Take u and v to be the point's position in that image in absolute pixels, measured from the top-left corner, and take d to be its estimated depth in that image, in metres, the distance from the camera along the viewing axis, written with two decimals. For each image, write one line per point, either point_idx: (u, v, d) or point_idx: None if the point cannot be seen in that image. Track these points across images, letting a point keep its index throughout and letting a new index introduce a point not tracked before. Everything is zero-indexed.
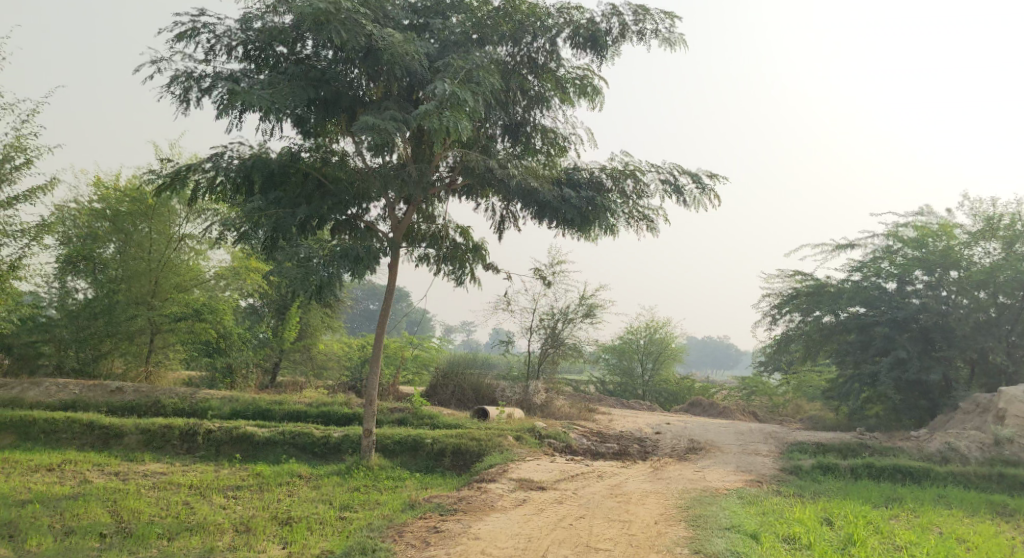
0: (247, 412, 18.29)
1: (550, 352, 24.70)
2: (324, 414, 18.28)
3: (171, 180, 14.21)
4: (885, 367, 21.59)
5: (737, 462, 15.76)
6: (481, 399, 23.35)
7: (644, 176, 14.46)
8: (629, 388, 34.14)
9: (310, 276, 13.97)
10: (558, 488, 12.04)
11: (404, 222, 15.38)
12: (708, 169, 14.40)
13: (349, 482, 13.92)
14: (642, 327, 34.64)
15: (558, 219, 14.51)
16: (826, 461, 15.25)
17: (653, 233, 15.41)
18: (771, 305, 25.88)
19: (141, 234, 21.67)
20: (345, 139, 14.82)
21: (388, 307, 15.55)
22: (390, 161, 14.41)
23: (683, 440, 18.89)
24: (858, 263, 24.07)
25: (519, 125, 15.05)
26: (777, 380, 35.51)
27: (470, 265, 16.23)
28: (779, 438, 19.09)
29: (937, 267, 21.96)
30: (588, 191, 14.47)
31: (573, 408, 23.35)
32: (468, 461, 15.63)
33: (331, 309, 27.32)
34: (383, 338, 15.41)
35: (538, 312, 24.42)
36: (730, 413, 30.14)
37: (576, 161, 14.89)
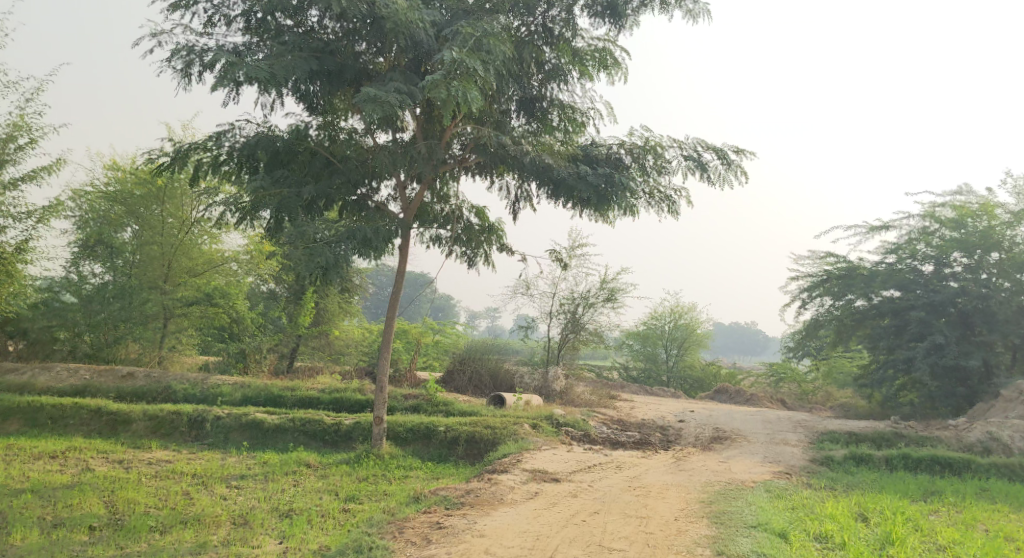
0: (259, 399, 17.85)
1: (571, 338, 24.05)
2: (337, 400, 17.80)
3: (172, 158, 13.63)
4: (920, 353, 20.68)
5: (765, 452, 15.04)
6: (500, 386, 22.77)
7: (665, 152, 13.68)
8: (654, 374, 33.41)
9: (316, 256, 13.20)
10: (573, 480, 11.42)
11: (416, 202, 14.75)
12: (735, 144, 13.55)
13: (357, 472, 13.37)
14: (667, 312, 33.86)
15: (575, 198, 13.72)
16: (859, 452, 14.48)
17: (676, 215, 14.61)
18: (800, 288, 24.98)
19: (154, 217, 21.17)
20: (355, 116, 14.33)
21: (398, 292, 14.99)
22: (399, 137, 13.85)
23: (708, 429, 18.17)
24: (892, 245, 23.16)
25: (534, 100, 14.41)
26: (807, 366, 34.57)
27: (485, 247, 15.64)
28: (809, 427, 18.31)
29: (977, 248, 21.01)
30: (606, 167, 13.67)
31: (595, 395, 22.71)
32: (482, 450, 15.04)
33: (349, 294, 26.85)
34: (392, 324, 14.87)
35: (559, 296, 23.74)
36: (757, 400, 29.35)
37: (594, 137, 14.16)
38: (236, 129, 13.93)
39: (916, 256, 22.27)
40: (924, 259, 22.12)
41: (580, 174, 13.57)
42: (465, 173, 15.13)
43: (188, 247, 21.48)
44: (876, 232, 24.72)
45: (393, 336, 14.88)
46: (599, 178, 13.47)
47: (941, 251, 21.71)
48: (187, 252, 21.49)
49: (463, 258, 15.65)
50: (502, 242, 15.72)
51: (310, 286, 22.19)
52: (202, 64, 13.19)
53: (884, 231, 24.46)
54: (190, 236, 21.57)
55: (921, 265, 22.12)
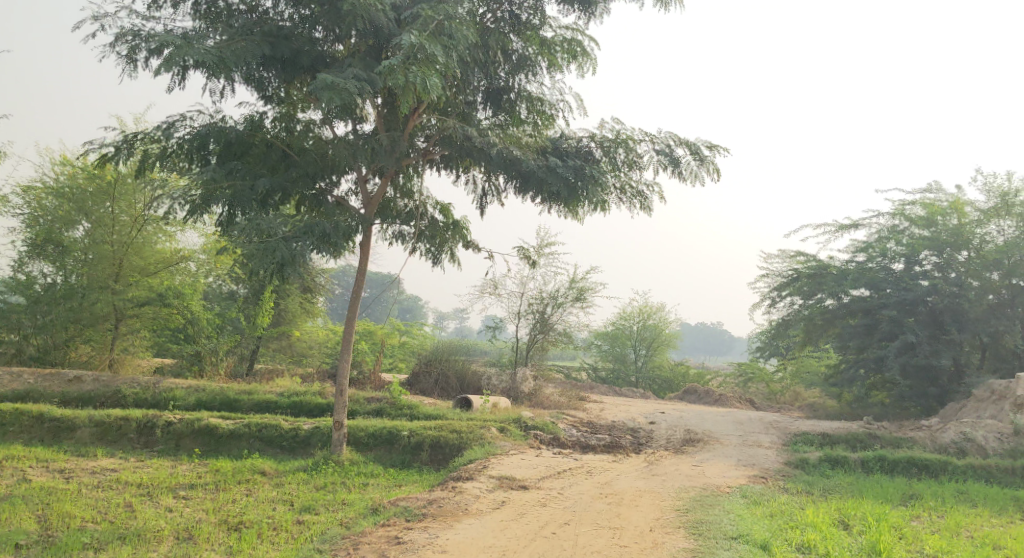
0: (213, 403, 17.07)
1: (539, 338, 23.54)
2: (296, 404, 17.09)
3: (117, 148, 12.85)
4: (892, 353, 20.49)
5: (738, 455, 14.65)
6: (466, 388, 22.17)
7: (636, 146, 13.18)
8: (622, 375, 33.03)
9: (272, 251, 12.50)
10: (541, 487, 10.87)
11: (377, 196, 14.10)
12: (708, 140, 13.04)
13: (315, 481, 12.70)
14: (635, 313, 33.54)
15: (544, 192, 13.21)
16: (834, 455, 14.15)
17: (648, 211, 14.14)
18: (770, 287, 24.70)
19: (104, 214, 20.25)
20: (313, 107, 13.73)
21: (360, 291, 14.35)
22: (359, 128, 13.22)
23: (679, 431, 17.76)
24: (862, 244, 22.99)
25: (501, 91, 13.84)
26: (775, 366, 34.46)
27: (449, 244, 15.06)
28: (782, 428, 17.97)
29: (947, 246, 20.92)
30: (576, 160, 13.16)
31: (563, 397, 22.22)
32: (447, 456, 14.44)
33: (311, 294, 26.06)
34: (353, 325, 14.22)
35: (526, 296, 23.23)
36: (726, 401, 29.10)
37: (564, 130, 13.62)
38: (186, 119, 13.20)
39: (886, 254, 22.10)
40: (894, 258, 21.96)
41: (549, 167, 13.06)
42: (429, 166, 14.52)
43: (140, 246, 20.58)
44: (845, 231, 24.55)
45: (353, 337, 14.23)
46: (569, 171, 12.96)
47: (911, 249, 21.56)
48: (138, 252, 20.58)
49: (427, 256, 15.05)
50: (468, 240, 15.15)
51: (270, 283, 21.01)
52: (148, 49, 12.45)
53: (854, 230, 24.29)
54: (142, 234, 20.66)
55: (891, 264, 21.96)
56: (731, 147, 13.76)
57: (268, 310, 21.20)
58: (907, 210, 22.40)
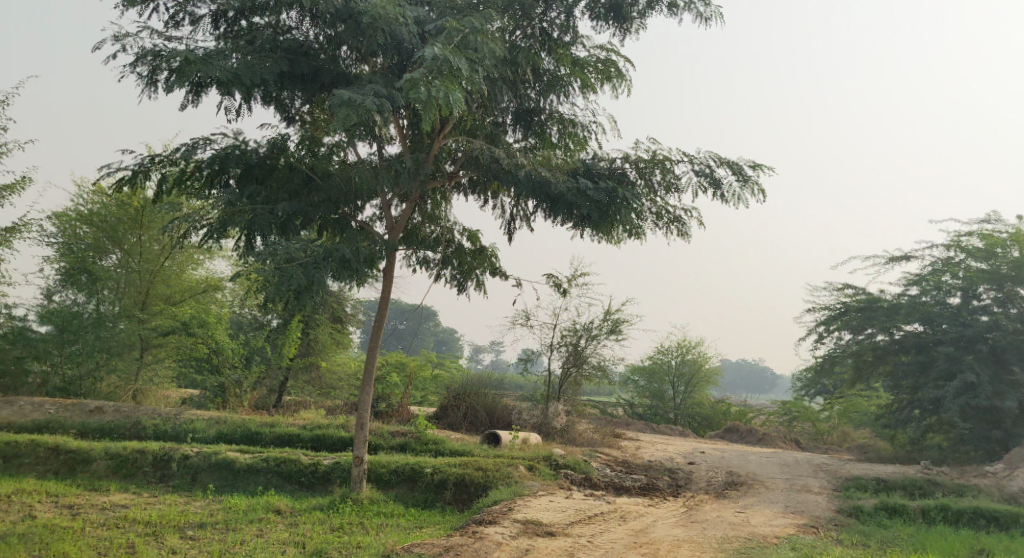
0: (233, 435, 16.48)
1: (573, 372, 22.67)
2: (318, 438, 16.42)
3: (133, 173, 12.34)
4: (950, 392, 19.29)
5: (786, 500, 13.64)
6: (497, 423, 21.36)
7: (675, 167, 12.44)
8: (660, 412, 31.90)
9: (287, 279, 11.90)
10: (571, 534, 10.01)
11: (401, 221, 13.51)
12: (751, 159, 12.28)
13: (331, 520, 11.97)
14: (674, 347, 32.37)
15: (575, 216, 12.50)
16: (892, 503, 13.13)
17: (687, 237, 13.36)
18: (816, 321, 23.58)
19: (133, 243, 20.47)
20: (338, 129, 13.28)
21: (381, 323, 13.73)
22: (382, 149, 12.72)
23: (720, 472, 16.72)
24: (914, 276, 21.88)
25: (531, 112, 13.31)
26: (821, 404, 33.07)
27: (477, 271, 14.41)
28: (831, 471, 16.83)
29: (1006, 280, 19.91)
30: (609, 182, 12.45)
31: (598, 434, 21.25)
32: (473, 495, 13.64)
33: (341, 324, 25.56)
34: (374, 359, 13.57)
35: (560, 328, 22.46)
36: (769, 441, 27.86)
37: (596, 151, 12.96)
38: (206, 141, 12.77)
39: (941, 287, 20.93)
40: (950, 291, 20.78)
41: (581, 189, 12.35)
42: (457, 190, 13.96)
43: (164, 273, 20.77)
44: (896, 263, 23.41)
45: (374, 372, 13.57)
46: (601, 193, 12.24)
47: (968, 282, 20.44)
48: (164, 279, 20.85)
49: (453, 284, 14.47)
50: (496, 268, 14.50)
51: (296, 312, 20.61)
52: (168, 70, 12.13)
53: (905, 262, 23.15)
54: (169, 261, 20.90)
55: (946, 297, 20.78)
56: (776, 169, 12.98)
57: (294, 340, 20.69)
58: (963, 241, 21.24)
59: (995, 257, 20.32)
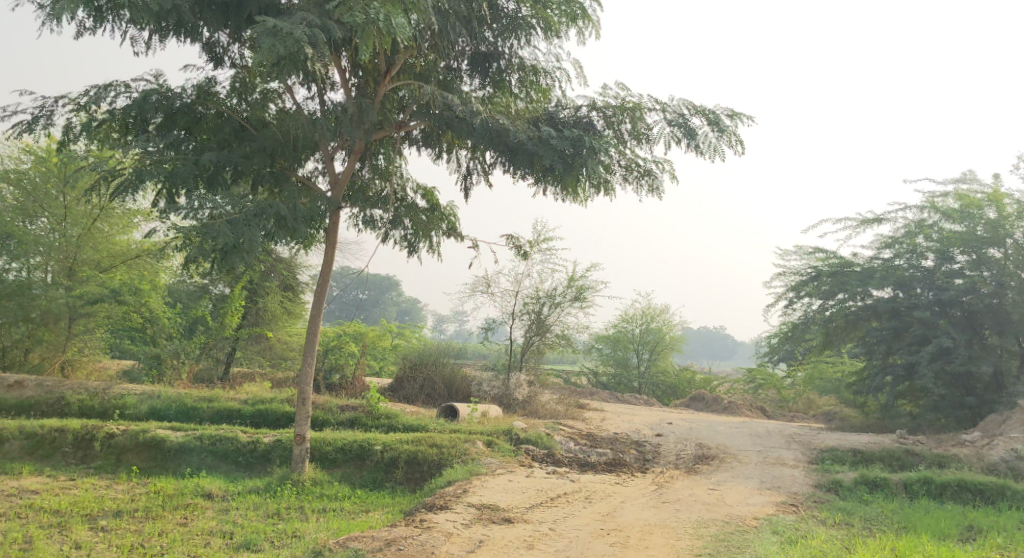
0: (167, 412, 15.16)
1: (536, 341, 21.66)
2: (260, 413, 15.19)
3: (34, 117, 10.88)
4: (925, 358, 18.63)
5: (761, 475, 12.78)
6: (455, 395, 20.30)
7: (646, 116, 11.29)
8: (624, 381, 31.08)
9: (210, 236, 10.44)
10: (531, 521, 8.96)
11: (345, 176, 12.17)
12: (728, 107, 11.19)
13: (266, 505, 10.80)
14: (638, 315, 31.55)
15: (538, 168, 11.32)
16: (872, 476, 12.38)
17: (658, 193, 12.30)
18: (786, 287, 22.82)
19: (56, 201, 18.51)
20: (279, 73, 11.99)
21: (324, 291, 12.51)
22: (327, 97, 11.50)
23: (690, 445, 15.84)
24: (888, 240, 21.16)
25: (488, 57, 12.08)
26: (786, 372, 32.55)
27: (430, 233, 13.22)
28: (805, 443, 16.06)
29: (981, 244, 19.22)
30: (574, 130, 11.24)
31: (561, 405, 20.26)
32: (425, 474, 12.57)
33: (292, 293, 24.22)
34: (316, 330, 12.34)
35: (522, 295, 21.36)
36: (735, 409, 27.25)
37: (560, 99, 11.77)
38: (121, 85, 11.34)
39: (915, 250, 20.23)
40: (923, 254, 20.10)
41: (544, 138, 11.16)
42: (407, 143, 12.73)
43: (95, 236, 18.93)
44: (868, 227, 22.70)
45: (317, 345, 12.34)
46: (566, 142, 11.05)
47: (943, 245, 19.73)
48: (92, 242, 18.90)
49: (403, 245, 13.27)
50: (451, 228, 13.31)
51: (240, 279, 19.30)
52: None
53: (877, 226, 22.45)
54: (101, 223, 19.06)
55: (920, 261, 20.10)
56: (754, 117, 11.93)
57: (238, 309, 19.38)
58: (937, 203, 20.55)
59: (969, 219, 19.65)
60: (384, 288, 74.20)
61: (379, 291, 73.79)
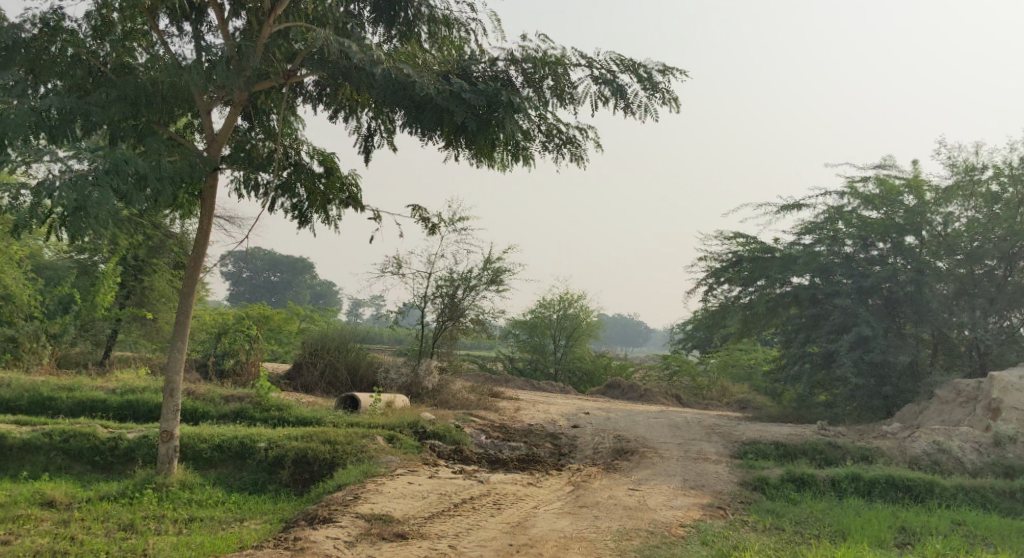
0: (20, 403, 13.30)
1: (448, 326, 20.37)
2: (130, 405, 13.43)
3: None
4: (845, 347, 18.16)
5: (684, 472, 11.85)
6: (359, 383, 18.77)
7: (572, 71, 10.20)
8: (540, 367, 30.23)
9: (44, 195, 8.97)
10: (426, 535, 7.72)
11: (223, 132, 10.60)
12: (659, 62, 10.50)
13: (117, 515, 9.26)
14: (556, 301, 30.33)
15: (449, 130, 9.99)
16: (798, 472, 11.60)
17: (581, 162, 11.43)
18: (706, 273, 22.16)
19: None
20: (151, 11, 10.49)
21: (196, 273, 10.90)
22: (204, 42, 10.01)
23: (608, 438, 14.88)
24: (809, 225, 20.71)
25: (394, 3, 10.68)
26: (701, 359, 32.10)
27: (325, 203, 11.77)
28: (725, 435, 15.32)
29: (902, 231, 18.83)
30: (489, 85, 9.95)
31: (473, 394, 19.02)
32: (315, 474, 11.18)
33: None
34: (186, 317, 10.73)
35: (435, 277, 20.04)
36: (651, 397, 26.61)
37: (474, 51, 10.40)
38: None
39: (836, 236, 19.79)
40: (843, 240, 19.67)
41: (454, 92, 9.88)
42: (302, 99, 11.25)
43: None
44: (789, 213, 22.26)
45: (188, 333, 10.76)
46: (479, 97, 9.80)
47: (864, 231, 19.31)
48: None
49: (292, 215, 11.79)
50: (348, 197, 11.89)
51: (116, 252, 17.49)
52: None
53: (797, 212, 22.08)
54: None
55: (840, 247, 19.67)
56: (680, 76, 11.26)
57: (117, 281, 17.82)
58: (858, 189, 20.19)
59: (891, 205, 19.33)
60: (297, 270, 71.39)
61: (292, 272, 70.98)
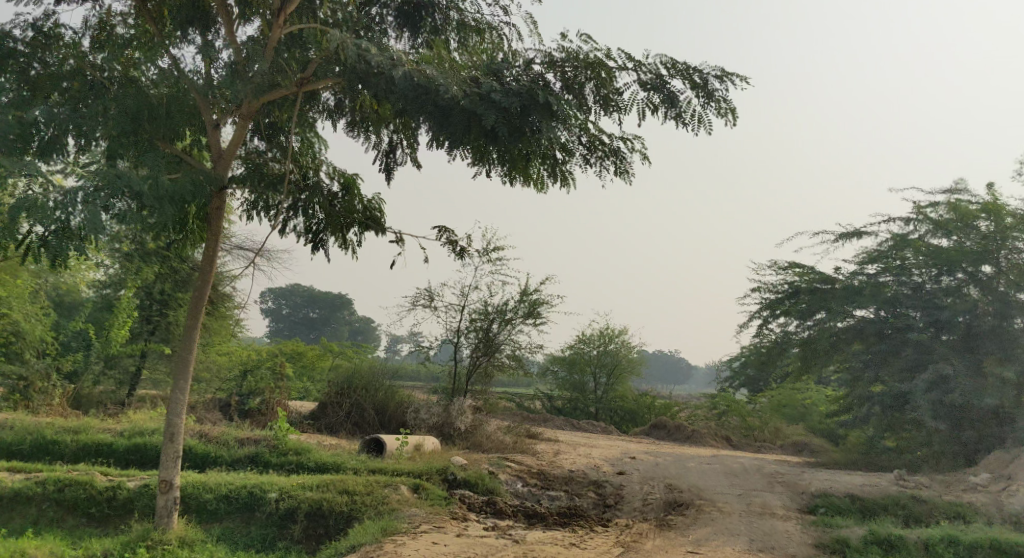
0: (21, 446, 12.28)
1: (483, 362, 19.11)
2: (137, 449, 12.35)
3: None
4: (920, 387, 16.50)
5: (749, 531, 10.37)
6: (387, 424, 17.57)
7: (615, 73, 8.94)
8: (581, 406, 28.82)
9: (21, 215, 8.23)
10: None
11: (231, 145, 9.65)
12: (718, 66, 8.96)
13: None
14: (595, 336, 28.76)
15: (478, 138, 8.84)
16: (882, 532, 10.05)
17: (627, 177, 10.39)
18: (760, 305, 20.63)
19: None
20: (161, 21, 9.61)
21: (200, 308, 9.88)
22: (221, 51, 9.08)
23: (658, 488, 13.42)
24: (871, 254, 19.17)
25: (420, 6, 9.68)
26: (752, 398, 30.31)
27: (343, 228, 10.74)
28: (790, 485, 13.76)
29: (973, 261, 17.18)
30: (524, 84, 8.85)
31: (510, 435, 17.71)
32: (331, 530, 10.00)
33: (212, 306, 21.22)
34: (189, 358, 9.70)
35: (469, 309, 18.86)
36: (700, 439, 24.99)
37: (509, 52, 9.30)
38: None
39: (905, 267, 18.20)
40: (914, 270, 18.07)
41: (486, 94, 8.69)
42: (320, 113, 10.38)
43: None
44: (848, 241, 20.74)
45: (190, 373, 9.71)
46: (512, 97, 8.65)
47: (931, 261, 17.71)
48: None
49: (305, 237, 10.74)
50: (367, 220, 10.78)
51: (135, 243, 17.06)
52: None
53: (858, 240, 20.56)
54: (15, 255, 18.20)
55: (910, 277, 18.09)
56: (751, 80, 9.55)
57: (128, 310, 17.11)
58: (926, 214, 18.61)
59: (964, 232, 17.64)
60: (337, 306, 70.82)
61: (331, 308, 70.44)
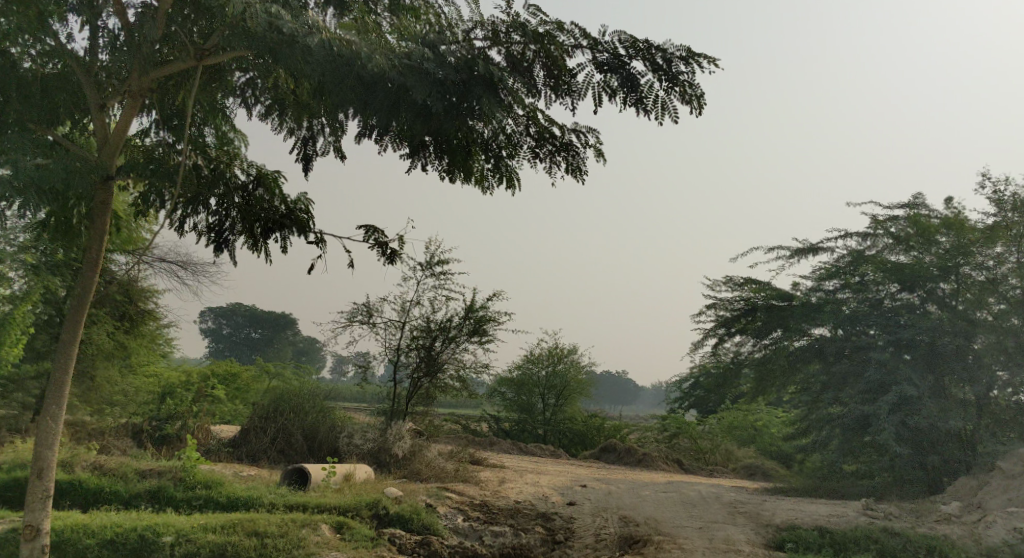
0: None
1: (425, 383, 17.74)
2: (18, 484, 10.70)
3: None
4: (885, 409, 15.66)
5: None
6: (317, 452, 16.05)
7: (569, 49, 7.90)
8: (528, 429, 27.54)
9: None
10: None
11: (121, 124, 8.31)
12: (683, 46, 8.02)
13: None
14: (545, 356, 27.60)
15: (409, 117, 7.79)
16: None
17: (580, 174, 9.29)
18: (716, 323, 19.72)
19: None
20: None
21: (79, 321, 8.33)
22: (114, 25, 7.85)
23: (612, 521, 12.21)
24: (829, 269, 18.41)
25: None
26: (705, 419, 29.32)
27: (255, 226, 9.48)
28: (753, 516, 12.70)
29: (935, 278, 16.46)
30: (462, 54, 7.80)
31: (452, 462, 16.34)
32: None
33: (130, 324, 19.52)
34: (64, 383, 8.16)
35: (409, 326, 17.51)
36: (651, 463, 23.91)
37: (447, 20, 8.25)
38: None
39: (867, 283, 17.45)
40: (878, 285, 17.28)
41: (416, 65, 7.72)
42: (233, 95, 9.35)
43: None
44: (804, 257, 19.99)
45: (66, 399, 8.19)
46: (447, 67, 7.63)
47: (890, 276, 16.96)
48: None
49: (208, 235, 9.46)
50: (284, 217, 9.53)
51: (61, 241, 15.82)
52: None
53: (814, 255, 19.83)
54: None
55: (874, 293, 17.34)
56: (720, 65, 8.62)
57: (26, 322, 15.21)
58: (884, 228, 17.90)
59: (926, 247, 16.93)
60: (279, 326, 68.38)
61: (272, 328, 68.01)
